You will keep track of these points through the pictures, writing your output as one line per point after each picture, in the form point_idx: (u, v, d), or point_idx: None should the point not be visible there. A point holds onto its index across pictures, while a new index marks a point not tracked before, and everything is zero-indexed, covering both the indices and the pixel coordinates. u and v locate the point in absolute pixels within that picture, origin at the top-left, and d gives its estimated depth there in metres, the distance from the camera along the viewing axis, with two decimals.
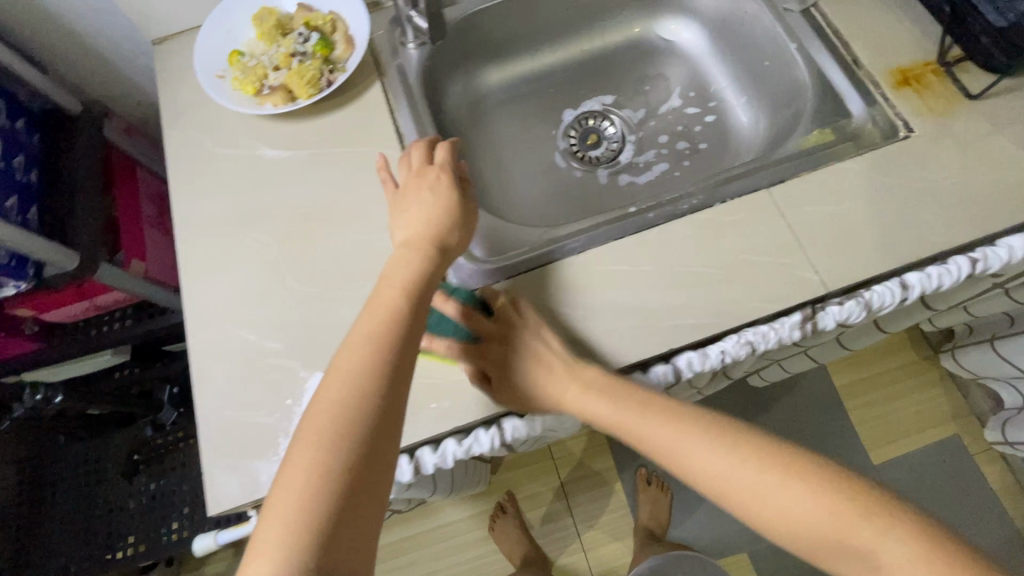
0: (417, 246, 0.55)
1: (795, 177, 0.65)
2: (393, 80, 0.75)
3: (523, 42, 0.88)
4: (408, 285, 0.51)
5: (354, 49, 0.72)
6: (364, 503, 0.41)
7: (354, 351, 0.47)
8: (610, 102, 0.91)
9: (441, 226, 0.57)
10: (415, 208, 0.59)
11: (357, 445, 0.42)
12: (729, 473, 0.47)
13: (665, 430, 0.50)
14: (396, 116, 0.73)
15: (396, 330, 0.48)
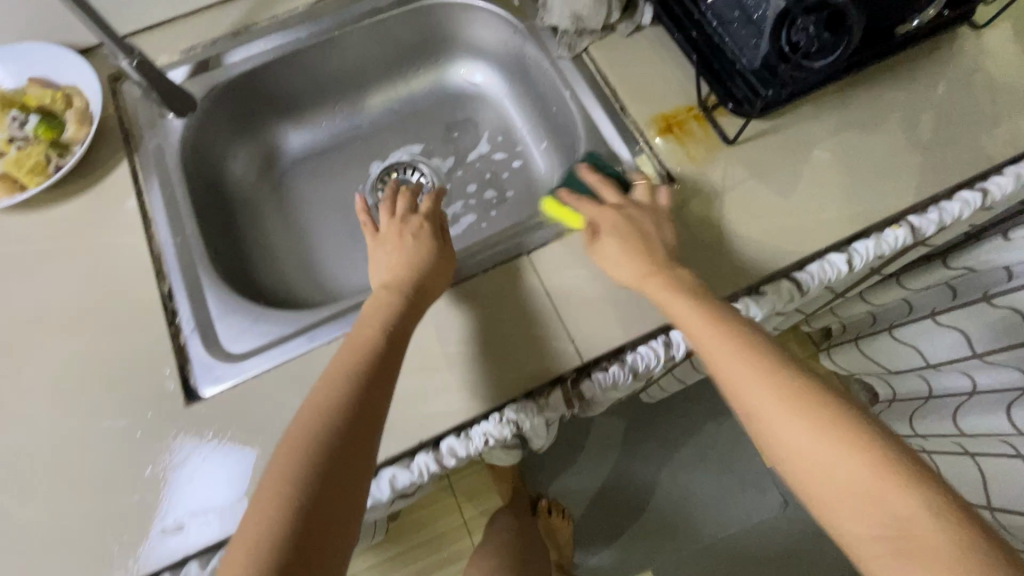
0: (390, 295, 0.56)
1: (555, 240, 0.64)
2: (144, 156, 0.69)
3: (317, 96, 0.83)
4: (386, 327, 0.54)
5: (90, 127, 0.66)
6: (312, 556, 0.41)
7: (314, 400, 0.49)
8: (418, 151, 0.88)
9: (413, 279, 0.58)
10: (394, 258, 0.60)
11: (308, 492, 0.44)
12: (822, 452, 0.42)
13: (775, 401, 0.45)
14: (146, 197, 0.67)
15: (372, 368, 0.51)
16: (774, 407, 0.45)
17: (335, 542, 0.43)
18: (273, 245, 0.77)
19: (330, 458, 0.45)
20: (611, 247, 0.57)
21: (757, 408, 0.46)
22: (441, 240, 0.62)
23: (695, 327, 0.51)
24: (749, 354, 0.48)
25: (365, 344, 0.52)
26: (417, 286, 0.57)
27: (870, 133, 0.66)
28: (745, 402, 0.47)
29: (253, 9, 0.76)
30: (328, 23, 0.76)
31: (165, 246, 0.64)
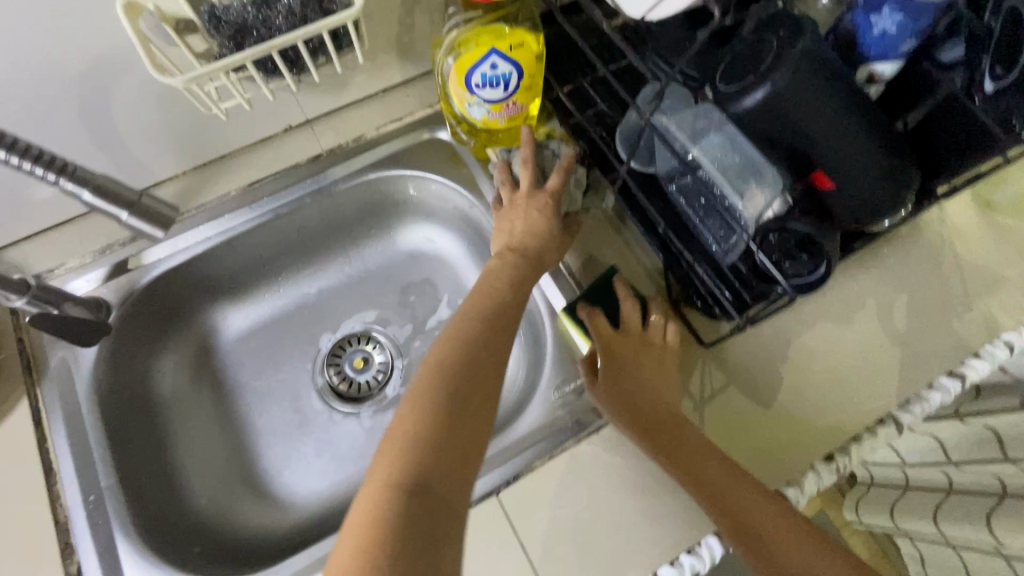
0: (518, 256, 0.59)
1: (530, 471, 0.57)
2: (48, 388, 0.59)
3: (257, 272, 0.75)
4: (512, 289, 0.56)
5: None
6: (449, 492, 0.39)
7: (447, 343, 0.49)
8: (372, 318, 0.80)
9: (538, 243, 0.60)
10: (523, 216, 0.62)
11: (443, 419, 0.42)
12: (760, 521, 0.50)
13: (737, 487, 0.51)
14: (50, 445, 0.57)
15: (501, 319, 0.52)
16: (727, 475, 0.51)
17: (467, 476, 0.41)
18: (207, 457, 0.68)
19: (463, 401, 0.44)
20: (607, 328, 0.58)
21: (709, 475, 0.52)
22: (559, 218, 0.62)
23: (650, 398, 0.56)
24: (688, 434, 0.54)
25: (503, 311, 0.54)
26: (541, 256, 0.60)
27: (847, 324, 0.63)
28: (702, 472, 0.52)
29: (179, 196, 0.68)
30: (265, 207, 0.69)
31: (73, 509, 0.55)
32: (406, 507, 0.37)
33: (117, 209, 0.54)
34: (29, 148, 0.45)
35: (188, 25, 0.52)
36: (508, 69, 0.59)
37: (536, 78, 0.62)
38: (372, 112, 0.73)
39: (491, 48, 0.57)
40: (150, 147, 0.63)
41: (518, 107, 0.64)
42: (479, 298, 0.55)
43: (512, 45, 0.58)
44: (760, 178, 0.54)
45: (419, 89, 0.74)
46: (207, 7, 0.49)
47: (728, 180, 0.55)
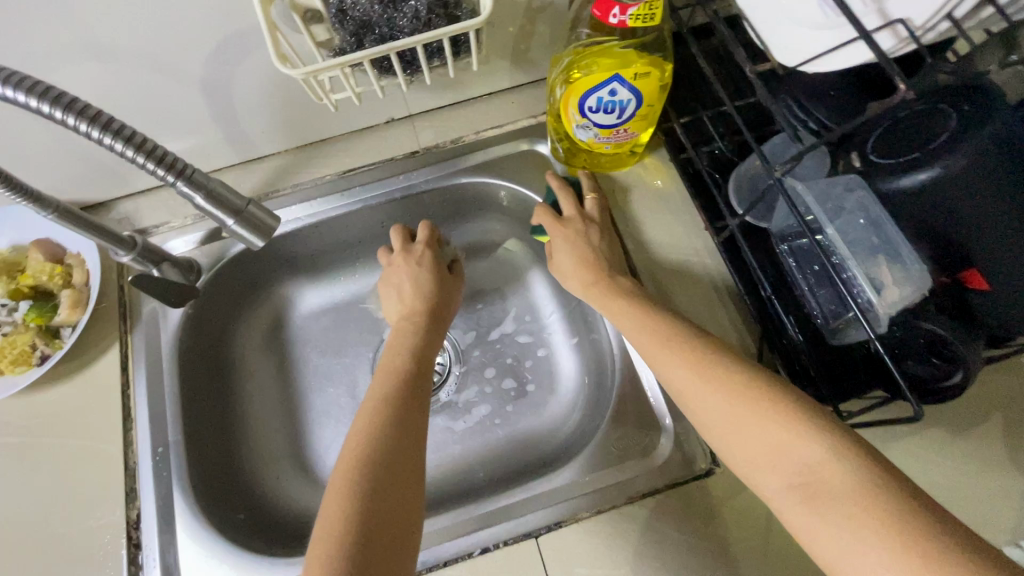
0: (416, 317, 0.65)
1: (575, 519, 0.55)
2: (138, 338, 0.63)
3: (337, 256, 0.77)
4: (414, 353, 0.60)
5: (84, 308, 0.61)
6: (385, 544, 0.43)
7: (376, 402, 0.54)
8: None
9: (422, 305, 0.66)
10: (405, 279, 0.68)
11: (378, 474, 0.47)
12: (762, 438, 0.42)
13: (719, 400, 0.45)
14: (131, 391, 0.61)
15: (404, 382, 0.56)
16: (732, 404, 0.45)
17: (410, 519, 0.46)
18: (264, 426, 0.70)
19: (387, 463, 0.48)
20: (564, 257, 0.62)
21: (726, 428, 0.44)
22: (610, 243, 0.61)
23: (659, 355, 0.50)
24: (707, 366, 0.47)
25: (381, 373, 0.58)
26: (410, 310, 0.66)
27: (962, 436, 0.55)
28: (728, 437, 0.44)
29: (279, 171, 0.70)
30: (357, 195, 0.70)
31: (142, 457, 0.58)
32: (351, 555, 0.41)
33: (223, 215, 0.50)
34: (135, 136, 0.42)
35: (316, 16, 0.52)
36: (627, 97, 0.55)
37: (655, 105, 0.57)
38: (474, 115, 0.71)
39: (614, 74, 0.53)
40: (262, 122, 0.65)
41: (630, 130, 0.59)
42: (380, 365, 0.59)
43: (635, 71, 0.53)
44: (900, 267, 0.45)
45: (525, 98, 0.72)
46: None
47: (853, 260, 0.46)
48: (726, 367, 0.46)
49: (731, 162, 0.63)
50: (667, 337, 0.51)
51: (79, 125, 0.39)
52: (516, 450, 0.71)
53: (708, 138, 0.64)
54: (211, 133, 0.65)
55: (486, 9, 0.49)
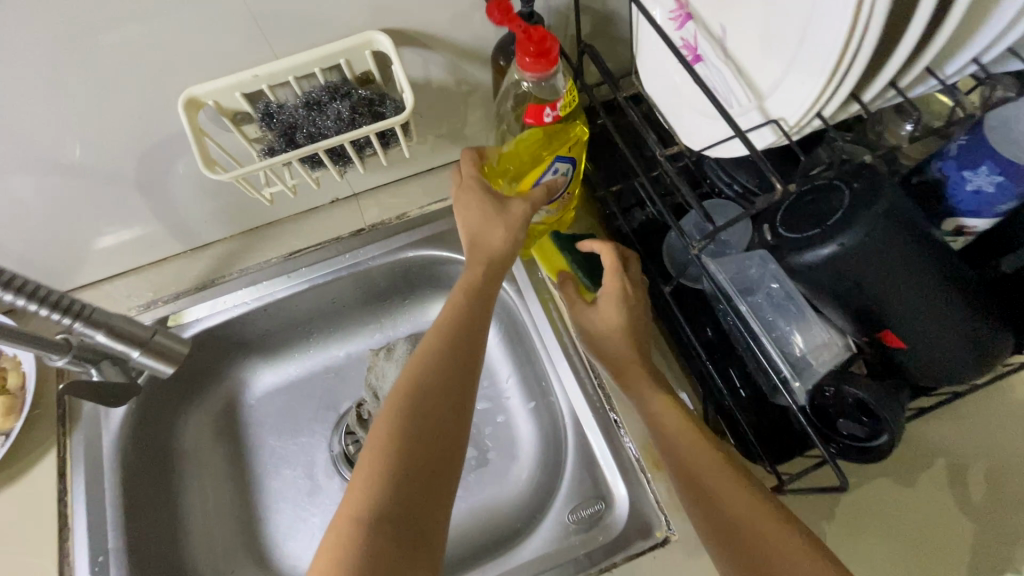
0: (485, 263, 0.56)
1: None
2: (77, 440, 0.61)
3: (290, 334, 0.76)
4: (472, 305, 0.54)
5: (18, 415, 0.59)
6: (413, 533, 0.42)
7: (415, 366, 0.50)
8: None
9: (506, 252, 0.56)
10: (478, 217, 0.56)
11: (412, 449, 0.45)
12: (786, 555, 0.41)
13: (734, 490, 0.45)
14: (69, 497, 0.59)
15: (457, 337, 0.51)
16: (733, 492, 0.45)
17: (440, 501, 0.44)
18: (217, 519, 0.68)
19: (422, 437, 0.46)
20: (606, 320, 0.58)
21: (720, 488, 0.46)
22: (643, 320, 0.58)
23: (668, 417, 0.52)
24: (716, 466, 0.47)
25: (441, 329, 0.52)
26: (491, 252, 0.56)
27: (909, 485, 0.56)
28: (720, 497, 0.46)
29: (225, 257, 0.71)
30: (304, 276, 0.70)
31: (80, 570, 0.56)
32: (373, 538, 0.40)
33: (126, 348, 0.59)
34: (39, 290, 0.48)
35: (244, 117, 0.53)
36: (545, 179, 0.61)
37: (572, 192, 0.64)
38: (419, 191, 0.73)
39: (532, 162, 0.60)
40: (204, 212, 0.66)
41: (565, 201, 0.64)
42: (455, 317, 0.53)
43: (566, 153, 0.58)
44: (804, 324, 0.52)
45: None
46: (264, 104, 0.51)
47: (768, 320, 0.52)
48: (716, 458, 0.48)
49: (664, 226, 0.65)
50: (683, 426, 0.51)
51: (25, 302, 0.47)
52: (480, 523, 0.70)
53: (641, 204, 0.66)
54: (154, 226, 0.65)
55: (409, 105, 0.51)
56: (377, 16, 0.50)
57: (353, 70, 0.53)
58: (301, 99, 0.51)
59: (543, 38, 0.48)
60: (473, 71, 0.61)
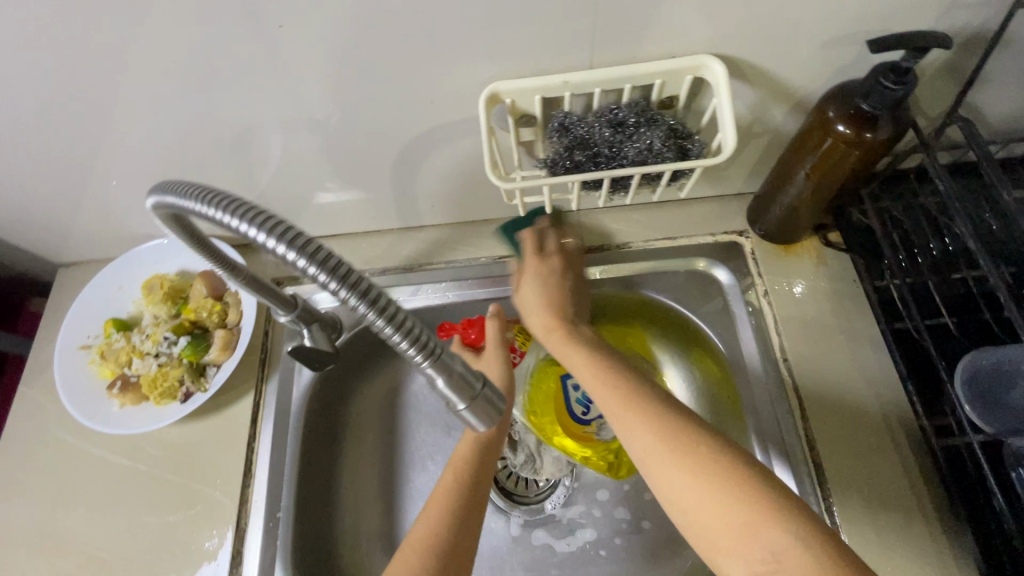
0: (475, 430, 0.56)
1: None
2: (270, 387, 0.63)
3: None
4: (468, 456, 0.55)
5: (232, 351, 0.61)
6: None
7: (443, 492, 0.52)
8: None
9: (499, 406, 0.58)
10: (478, 385, 0.59)
11: None
12: (677, 486, 0.42)
13: (638, 424, 0.45)
14: (255, 444, 0.60)
15: (465, 486, 0.53)
16: (643, 419, 0.45)
17: None
18: (367, 497, 0.68)
19: None
20: (529, 291, 0.58)
21: (629, 431, 0.46)
22: (575, 278, 0.60)
23: (580, 368, 0.53)
24: (636, 403, 0.47)
25: (457, 469, 0.54)
26: None
27: None
28: (632, 441, 0.45)
29: (435, 244, 0.69)
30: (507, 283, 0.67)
31: (254, 520, 0.57)
32: None
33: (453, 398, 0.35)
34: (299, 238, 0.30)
35: (528, 120, 0.49)
36: (575, 380, 0.72)
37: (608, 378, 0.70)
38: (644, 223, 0.66)
39: None
40: (434, 198, 0.64)
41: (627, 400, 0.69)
42: (472, 446, 0.55)
43: (569, 366, 0.73)
44: None
45: (704, 214, 0.66)
46: (561, 115, 0.46)
47: None
48: (657, 404, 0.46)
49: (956, 342, 0.53)
50: (603, 377, 0.51)
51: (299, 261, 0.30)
52: None
53: (932, 306, 0.55)
54: (384, 199, 0.64)
55: (727, 148, 0.44)
56: (720, 38, 0.43)
57: (661, 94, 0.47)
58: (605, 118, 0.45)
59: (471, 322, 0.66)
60: (777, 114, 0.52)
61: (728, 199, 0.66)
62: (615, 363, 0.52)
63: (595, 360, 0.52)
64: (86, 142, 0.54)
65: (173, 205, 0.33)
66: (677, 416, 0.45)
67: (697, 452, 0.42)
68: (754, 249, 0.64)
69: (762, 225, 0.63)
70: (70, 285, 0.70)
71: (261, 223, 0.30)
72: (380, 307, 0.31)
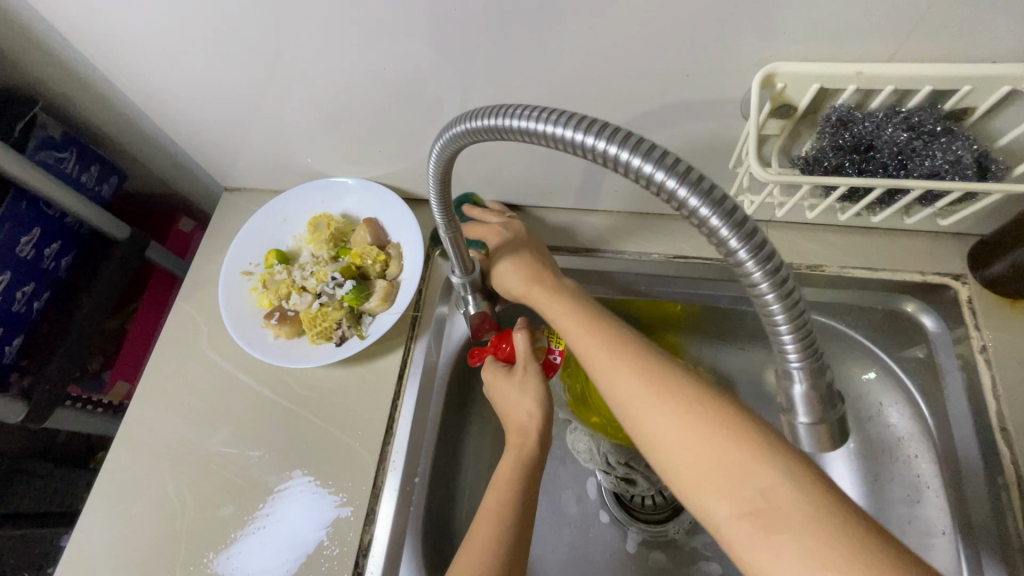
0: (517, 448, 0.51)
1: None
2: (420, 346, 0.61)
3: None
4: (517, 469, 0.50)
5: (391, 304, 0.60)
6: None
7: (490, 510, 0.47)
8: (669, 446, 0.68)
9: (538, 422, 0.53)
10: (515, 400, 0.54)
11: None
12: (672, 440, 0.38)
13: (628, 379, 0.42)
14: (399, 404, 0.58)
15: (516, 504, 0.47)
16: (668, 391, 0.40)
17: None
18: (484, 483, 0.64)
19: None
20: (512, 276, 0.57)
21: (609, 379, 0.43)
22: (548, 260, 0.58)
23: (580, 339, 0.48)
24: (636, 364, 0.43)
25: (499, 489, 0.48)
26: (526, 426, 0.53)
27: None
28: (615, 392, 0.43)
29: (601, 231, 0.64)
30: (679, 286, 0.62)
31: (390, 483, 0.54)
32: None
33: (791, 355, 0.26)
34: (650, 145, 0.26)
35: (786, 111, 0.44)
36: None
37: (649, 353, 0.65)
38: (842, 248, 0.59)
39: None
40: (621, 183, 0.59)
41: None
42: (515, 465, 0.50)
43: None
44: None
45: (914, 247, 0.58)
46: (838, 110, 0.41)
47: None
48: (651, 367, 0.42)
49: None
50: (631, 360, 0.43)
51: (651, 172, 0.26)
52: None
53: None
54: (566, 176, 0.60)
55: None
56: None
57: (957, 104, 0.41)
58: (898, 120, 0.40)
59: (500, 338, 0.58)
60: None
61: (947, 236, 0.58)
62: (607, 319, 0.50)
63: (591, 325, 0.49)
64: (297, 75, 0.52)
65: (498, 123, 0.29)
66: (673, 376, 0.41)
67: (687, 403, 0.38)
68: (971, 297, 0.56)
69: (984, 274, 0.54)
70: (235, 211, 0.71)
71: (631, 144, 0.26)
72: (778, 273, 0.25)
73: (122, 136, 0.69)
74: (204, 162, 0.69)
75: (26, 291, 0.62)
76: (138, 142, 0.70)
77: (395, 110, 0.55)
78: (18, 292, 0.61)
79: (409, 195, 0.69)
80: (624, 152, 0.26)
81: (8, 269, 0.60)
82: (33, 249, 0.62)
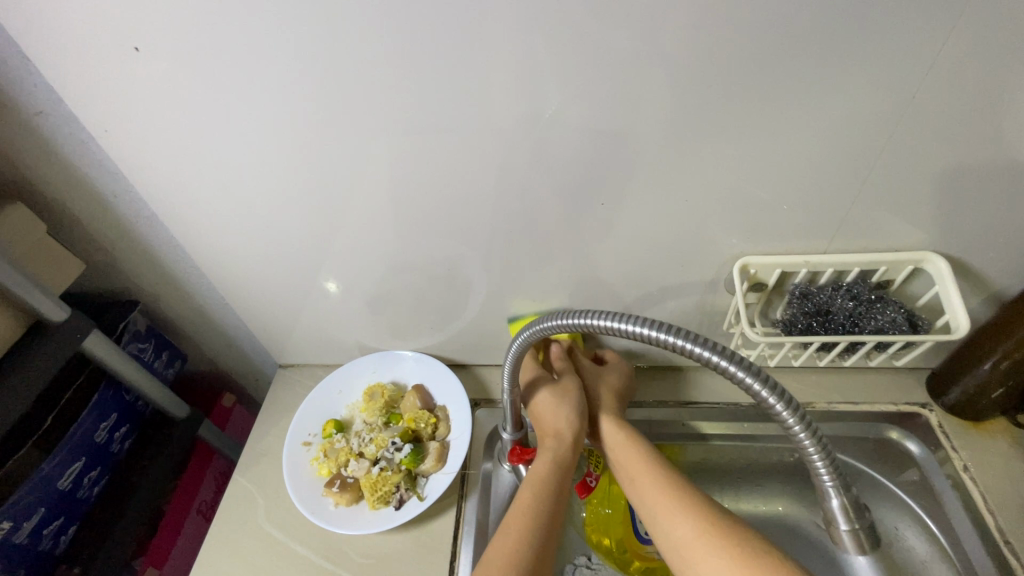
0: (553, 449, 0.58)
1: None
2: (471, 504, 0.65)
3: None
4: (554, 473, 0.56)
5: (444, 464, 0.66)
6: None
7: (518, 520, 0.52)
8: None
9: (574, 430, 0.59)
10: (551, 411, 0.61)
11: None
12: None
13: (682, 518, 0.49)
14: (457, 563, 0.60)
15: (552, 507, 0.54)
16: (702, 523, 0.48)
17: None
18: None
19: None
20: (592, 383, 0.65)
21: (667, 519, 0.50)
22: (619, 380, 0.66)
23: (633, 460, 0.56)
24: (692, 507, 0.50)
25: (532, 487, 0.55)
26: (561, 433, 0.59)
27: None
28: (669, 532, 0.49)
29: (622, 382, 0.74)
30: (695, 430, 0.70)
31: None
32: None
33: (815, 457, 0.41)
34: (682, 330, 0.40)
35: (760, 287, 0.59)
36: None
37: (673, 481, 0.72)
38: (825, 385, 0.70)
39: None
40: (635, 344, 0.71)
41: None
42: (551, 466, 0.57)
43: None
44: None
45: (883, 381, 0.70)
46: (799, 287, 0.57)
47: None
48: (708, 509, 0.49)
49: None
50: (677, 491, 0.51)
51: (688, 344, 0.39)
52: None
53: None
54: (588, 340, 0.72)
55: (963, 327, 0.52)
56: (940, 241, 0.54)
57: (883, 276, 0.57)
58: (847, 292, 0.56)
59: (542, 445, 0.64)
60: (972, 302, 0.60)
61: (905, 370, 0.71)
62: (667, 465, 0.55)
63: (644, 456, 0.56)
64: (373, 277, 0.65)
65: (577, 321, 0.43)
66: (723, 518, 0.48)
67: (742, 547, 0.45)
68: (940, 421, 0.66)
69: (945, 401, 0.65)
70: (294, 387, 0.79)
71: (674, 329, 0.39)
72: (811, 427, 0.40)
73: (196, 326, 0.79)
74: (267, 345, 0.79)
75: (92, 475, 0.66)
76: (208, 330, 0.80)
77: (449, 298, 0.68)
78: (85, 477, 0.65)
79: (450, 363, 0.79)
80: (664, 333, 0.39)
81: (83, 456, 0.64)
82: (106, 434, 0.67)
